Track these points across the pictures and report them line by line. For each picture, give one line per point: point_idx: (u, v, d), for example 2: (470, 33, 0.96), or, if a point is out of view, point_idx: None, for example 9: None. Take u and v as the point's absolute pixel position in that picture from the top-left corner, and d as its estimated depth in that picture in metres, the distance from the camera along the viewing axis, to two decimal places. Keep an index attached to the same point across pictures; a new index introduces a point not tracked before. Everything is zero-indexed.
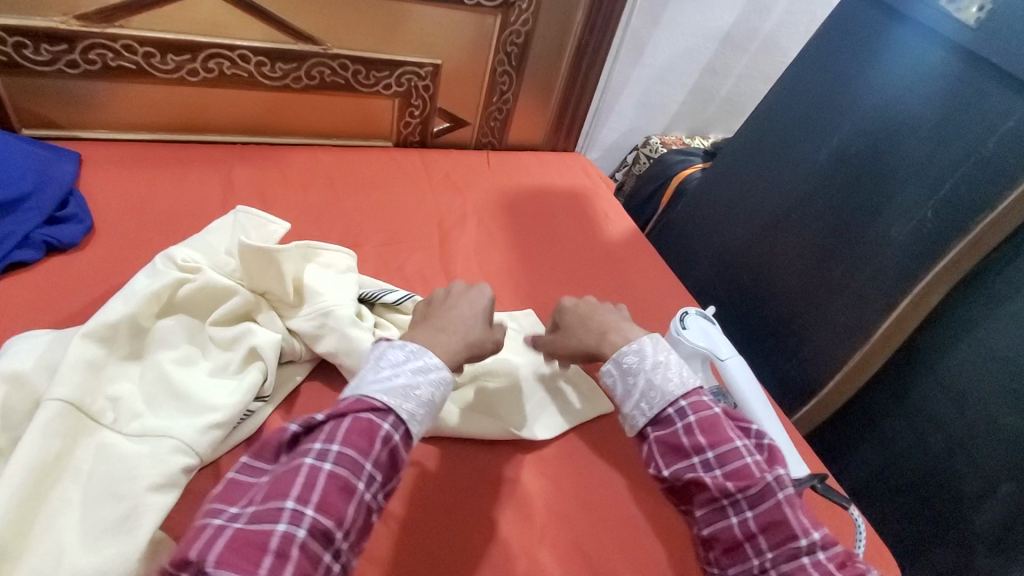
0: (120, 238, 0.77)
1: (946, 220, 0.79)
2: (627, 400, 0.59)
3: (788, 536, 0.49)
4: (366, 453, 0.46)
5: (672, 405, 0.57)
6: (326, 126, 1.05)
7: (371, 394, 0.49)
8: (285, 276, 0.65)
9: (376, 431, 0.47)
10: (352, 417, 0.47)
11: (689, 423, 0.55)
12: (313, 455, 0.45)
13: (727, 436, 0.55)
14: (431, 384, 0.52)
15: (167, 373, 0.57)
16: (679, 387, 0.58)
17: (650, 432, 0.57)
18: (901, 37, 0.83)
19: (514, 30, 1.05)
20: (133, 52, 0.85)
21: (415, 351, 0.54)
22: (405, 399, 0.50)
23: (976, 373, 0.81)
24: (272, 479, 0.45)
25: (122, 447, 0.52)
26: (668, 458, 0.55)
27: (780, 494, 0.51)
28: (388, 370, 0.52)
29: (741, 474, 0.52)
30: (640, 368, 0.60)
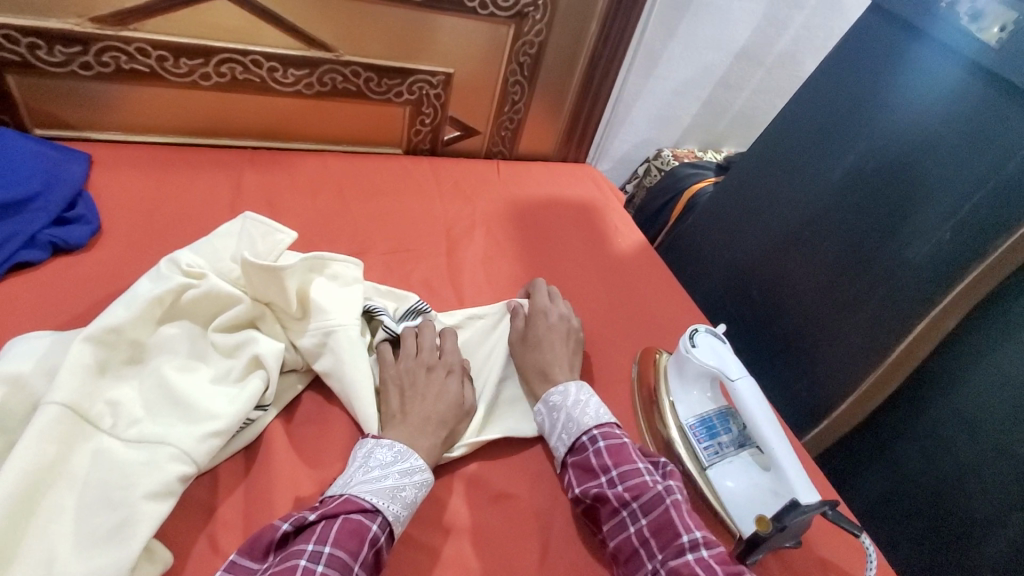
0: (127, 239, 0.77)
1: (964, 243, 0.77)
2: (552, 433, 0.66)
3: (674, 535, 0.55)
4: (356, 554, 0.49)
5: (586, 434, 0.64)
6: (337, 133, 1.05)
7: (361, 495, 0.53)
8: (290, 290, 0.63)
9: (365, 531, 0.50)
10: (343, 518, 0.51)
11: (598, 447, 0.62)
12: (307, 554, 0.48)
13: (630, 458, 0.62)
14: (416, 486, 0.56)
15: (168, 379, 0.56)
16: (594, 419, 0.65)
17: (568, 459, 0.64)
18: (921, 55, 0.81)
19: (527, 40, 1.04)
20: (147, 55, 0.85)
21: (402, 451, 0.57)
22: (392, 501, 0.53)
23: (995, 399, 0.80)
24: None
25: (119, 453, 0.51)
26: (581, 478, 0.62)
27: (668, 500, 0.57)
28: (377, 470, 0.55)
29: (637, 489, 0.59)
30: (564, 405, 0.67)
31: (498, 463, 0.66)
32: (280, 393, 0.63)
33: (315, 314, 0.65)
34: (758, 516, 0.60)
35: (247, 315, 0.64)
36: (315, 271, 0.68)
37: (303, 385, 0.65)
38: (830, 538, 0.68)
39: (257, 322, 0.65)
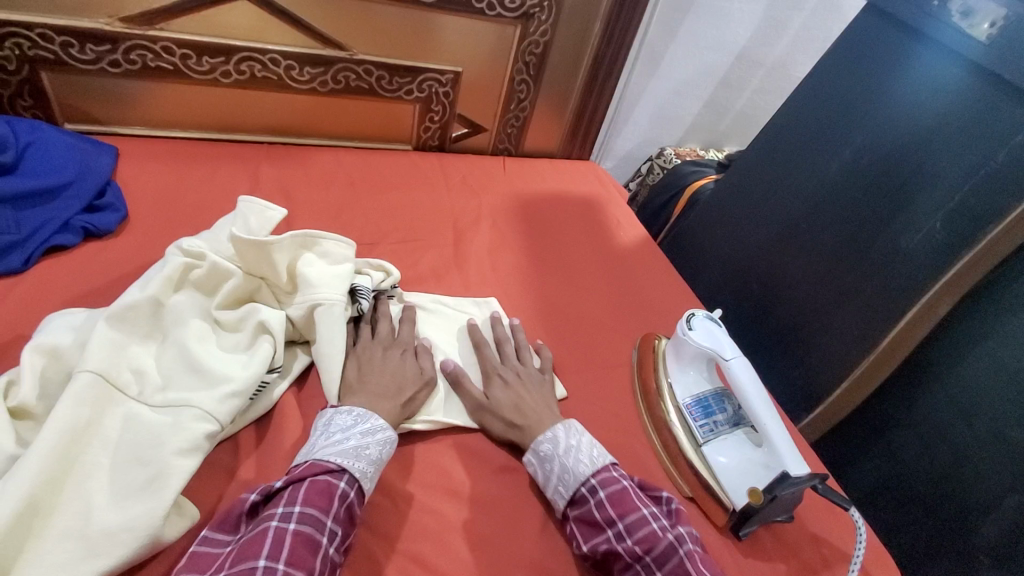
0: (153, 226, 0.82)
1: (956, 231, 0.80)
2: (547, 485, 0.62)
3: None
4: (326, 510, 0.51)
5: (585, 485, 0.60)
6: (349, 130, 1.09)
7: (326, 458, 0.55)
8: (280, 265, 0.68)
9: (334, 489, 0.52)
10: (310, 479, 0.53)
11: (600, 499, 0.59)
12: (277, 517, 0.49)
13: (634, 505, 0.58)
14: (379, 444, 0.58)
15: (188, 348, 0.60)
16: (590, 467, 0.62)
17: (569, 513, 0.60)
18: (914, 52, 0.85)
19: (533, 41, 1.08)
20: (171, 53, 0.90)
21: (361, 413, 0.59)
22: (356, 458, 0.56)
23: (991, 386, 0.83)
24: (238, 546, 0.48)
25: (147, 417, 0.54)
26: (587, 534, 0.59)
27: (681, 551, 0.55)
28: (338, 434, 0.57)
29: (647, 540, 0.56)
30: (556, 454, 0.63)
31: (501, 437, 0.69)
32: (287, 364, 0.67)
33: (301, 287, 0.68)
34: (750, 489, 0.63)
35: (244, 290, 0.67)
36: (305, 248, 0.71)
37: (310, 356, 0.68)
38: (823, 514, 0.70)
39: (253, 296, 0.69)
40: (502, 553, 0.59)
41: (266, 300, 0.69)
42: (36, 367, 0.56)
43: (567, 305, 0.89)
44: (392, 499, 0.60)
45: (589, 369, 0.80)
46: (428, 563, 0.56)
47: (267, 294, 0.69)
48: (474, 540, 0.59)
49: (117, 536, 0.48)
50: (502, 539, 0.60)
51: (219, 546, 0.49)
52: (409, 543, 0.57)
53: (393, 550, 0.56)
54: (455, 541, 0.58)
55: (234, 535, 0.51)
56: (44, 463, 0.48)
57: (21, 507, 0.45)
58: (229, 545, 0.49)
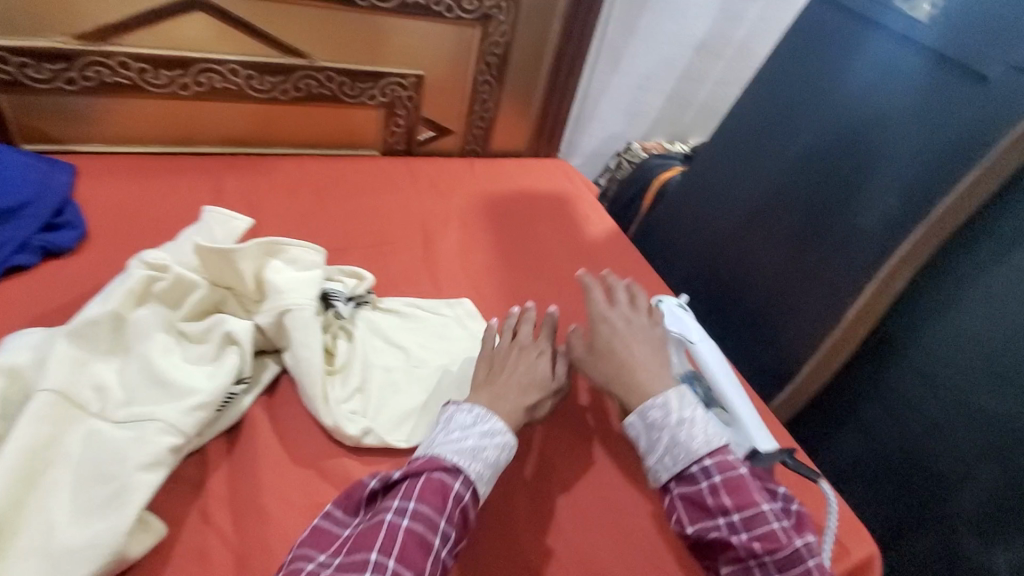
0: (114, 242, 0.80)
1: (910, 206, 0.82)
2: (651, 453, 0.60)
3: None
4: (441, 511, 0.50)
5: (697, 464, 0.57)
6: (314, 137, 1.09)
7: (443, 455, 0.55)
8: (244, 273, 0.66)
9: (448, 489, 0.52)
10: (426, 476, 0.52)
11: (714, 483, 0.56)
12: (393, 510, 0.50)
13: (753, 499, 0.56)
14: (497, 447, 0.57)
15: (151, 361, 0.58)
16: (705, 446, 0.58)
17: (673, 487, 0.59)
18: (866, 38, 0.89)
19: (494, 41, 1.09)
20: (128, 68, 0.88)
21: (480, 414, 0.59)
22: (473, 460, 0.55)
23: (952, 355, 0.85)
24: (355, 532, 0.50)
25: (110, 433, 0.53)
26: (694, 516, 0.57)
27: (807, 560, 0.53)
28: (458, 432, 0.57)
29: (768, 539, 0.54)
30: (667, 425, 0.60)
31: None
32: (255, 374, 0.65)
33: (269, 295, 0.66)
34: None
35: (208, 299, 0.66)
36: (270, 255, 0.70)
37: (280, 365, 0.67)
38: (798, 491, 0.72)
39: (220, 307, 0.68)
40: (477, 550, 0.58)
41: (232, 311, 0.68)
42: None
43: (538, 301, 0.90)
44: None
45: None
46: None
47: (234, 305, 0.68)
48: None
49: (80, 554, 0.46)
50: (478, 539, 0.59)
51: (337, 525, 0.52)
52: None
53: None
54: None
55: (353, 517, 0.54)
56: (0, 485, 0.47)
57: None
58: (346, 528, 0.52)
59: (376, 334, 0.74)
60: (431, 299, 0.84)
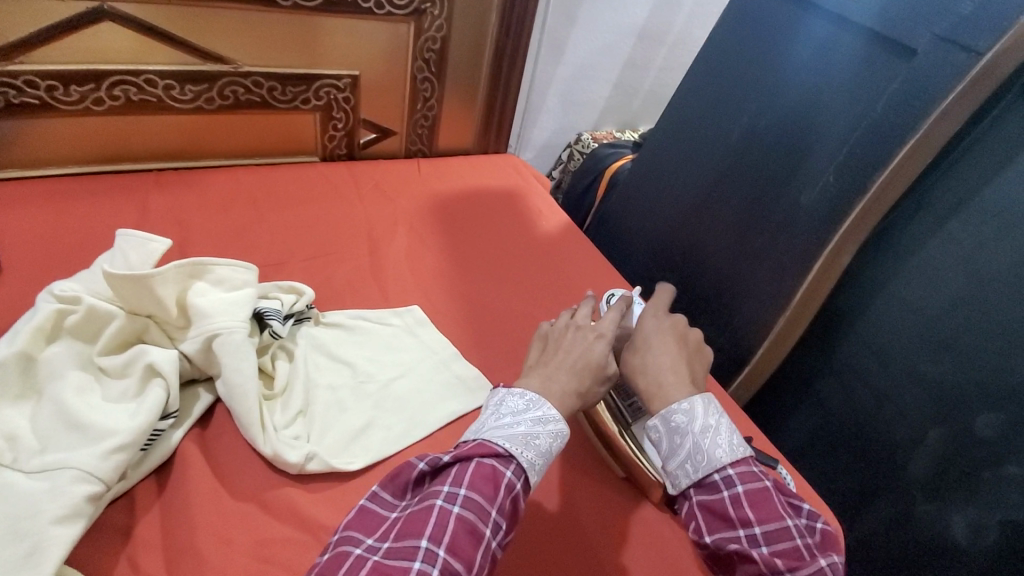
0: (27, 273, 0.75)
1: (848, 183, 0.83)
2: (671, 458, 0.56)
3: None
4: (492, 499, 0.47)
5: (718, 472, 0.53)
6: (247, 146, 1.04)
7: (494, 439, 0.51)
8: (165, 299, 0.61)
9: (500, 476, 0.49)
10: (476, 461, 0.49)
11: (735, 493, 0.52)
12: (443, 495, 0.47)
13: (777, 513, 0.51)
14: (550, 435, 0.53)
15: (65, 403, 0.53)
16: (728, 456, 0.54)
17: (693, 494, 0.54)
18: (801, 18, 0.89)
19: (430, 37, 1.06)
20: (35, 87, 0.82)
21: (534, 399, 0.55)
22: (526, 447, 0.52)
23: (898, 326, 0.87)
24: (404, 516, 0.47)
25: (21, 486, 0.49)
26: (711, 524, 0.53)
27: None
28: (508, 417, 0.54)
29: (790, 555, 0.49)
30: (690, 430, 0.55)
31: (430, 441, 0.66)
32: (186, 406, 0.61)
33: (195, 319, 0.62)
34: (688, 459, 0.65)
35: (128, 330, 0.61)
36: (195, 277, 0.65)
37: (213, 394, 0.63)
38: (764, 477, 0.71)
39: (142, 337, 0.63)
40: None
41: (156, 340, 0.63)
42: None
43: (491, 302, 0.88)
44: (314, 533, 0.55)
45: (519, 363, 0.79)
46: None
47: (157, 334, 0.63)
48: None
49: None
50: None
51: (385, 507, 0.50)
52: None
53: None
54: None
55: (399, 501, 0.51)
56: None
57: None
58: (393, 511, 0.50)
59: (320, 350, 0.71)
60: (377, 309, 0.81)
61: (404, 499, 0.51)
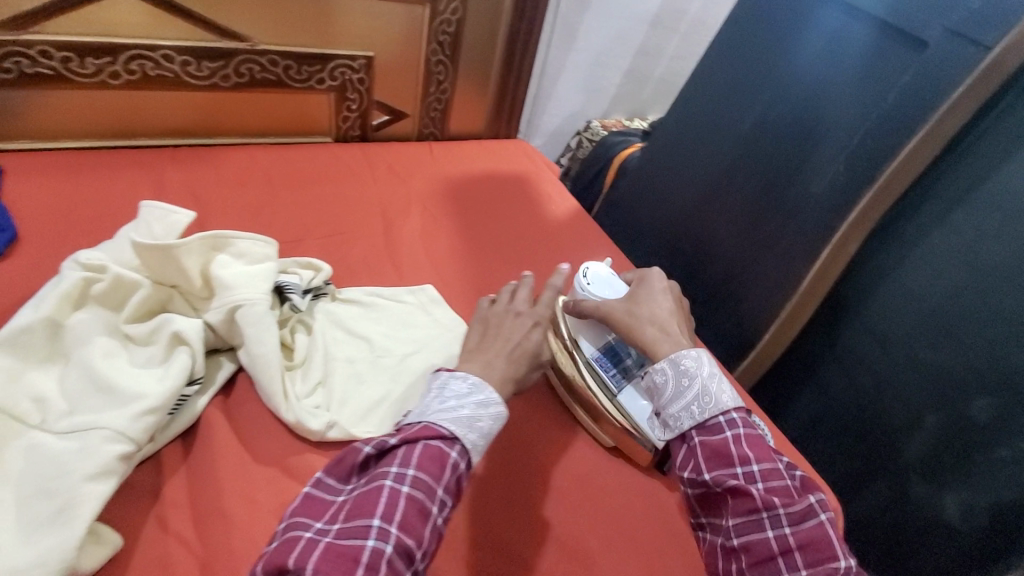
0: (46, 244, 0.75)
1: (858, 172, 0.84)
2: (674, 402, 0.56)
3: (830, 556, 0.48)
4: (439, 478, 0.47)
5: (724, 415, 0.54)
6: (261, 125, 1.04)
7: (439, 422, 0.50)
8: (190, 270, 0.63)
9: (447, 457, 0.48)
10: (423, 443, 0.48)
11: (737, 433, 0.53)
12: (391, 476, 0.46)
13: (772, 455, 0.53)
14: (492, 418, 0.53)
15: (93, 368, 0.55)
16: (733, 400, 0.55)
17: (695, 435, 0.54)
18: (814, 8, 0.90)
19: (445, 19, 1.06)
20: (50, 57, 0.82)
21: (476, 384, 0.55)
22: (468, 430, 0.51)
23: (898, 314, 0.89)
24: (351, 498, 0.46)
25: (52, 446, 0.50)
26: (711, 463, 0.53)
27: (822, 516, 0.50)
28: (452, 400, 0.53)
29: (782, 493, 0.51)
30: (699, 373, 0.57)
31: None
32: (209, 374, 0.63)
33: (218, 291, 0.63)
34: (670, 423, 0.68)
35: (153, 299, 0.62)
36: (217, 250, 0.66)
37: (236, 363, 0.64)
38: None
39: (167, 307, 0.64)
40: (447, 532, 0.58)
41: (180, 310, 0.64)
42: None
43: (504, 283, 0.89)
44: None
45: None
46: None
47: (180, 303, 0.64)
48: None
49: None
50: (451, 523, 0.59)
51: (330, 492, 0.48)
52: None
53: None
54: None
55: (344, 485, 0.49)
56: None
57: None
58: (339, 495, 0.48)
59: (338, 326, 0.72)
60: (393, 287, 0.82)
61: (348, 484, 0.50)
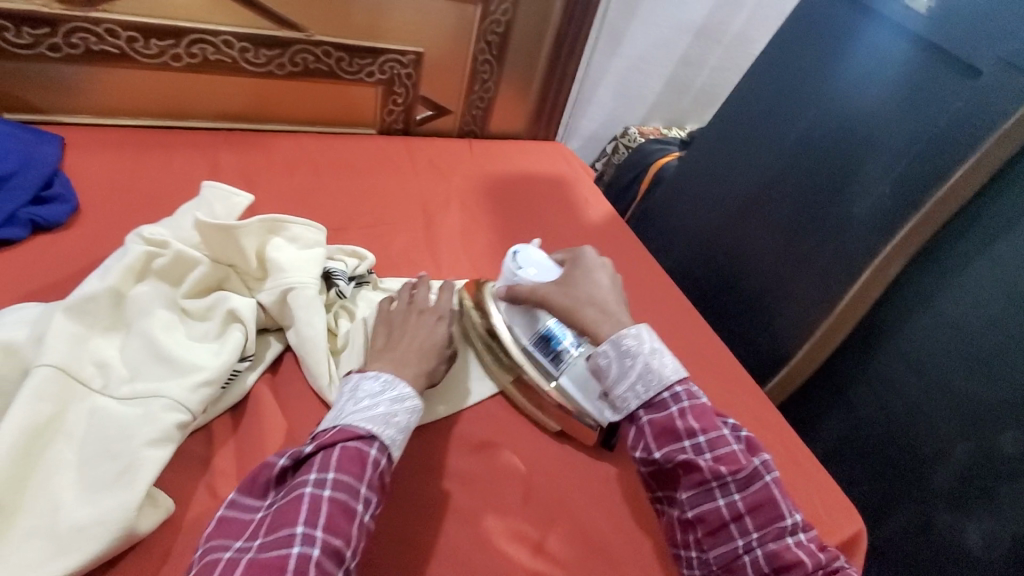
0: (106, 217, 0.78)
1: (903, 196, 0.84)
2: (621, 381, 0.61)
3: (772, 516, 0.56)
4: (361, 477, 0.49)
5: (668, 390, 0.60)
6: (310, 114, 1.07)
7: (355, 423, 0.52)
8: (247, 250, 0.66)
9: (366, 456, 0.51)
10: (341, 446, 0.50)
11: (682, 408, 0.59)
12: (310, 483, 0.48)
13: (716, 424, 0.59)
14: (407, 412, 0.56)
15: (153, 338, 0.57)
16: (674, 372, 0.61)
17: (642, 415, 0.60)
18: (863, 27, 0.88)
19: (494, 19, 1.07)
20: (116, 37, 0.85)
21: (389, 380, 0.57)
22: (385, 426, 0.53)
23: (932, 342, 0.89)
24: (272, 512, 0.48)
25: (114, 409, 0.52)
26: (661, 441, 0.59)
27: (765, 477, 0.58)
28: (367, 400, 0.55)
29: (730, 460, 0.58)
30: (640, 351, 0.61)
31: (479, 409, 0.69)
32: (260, 352, 0.65)
33: (271, 272, 0.66)
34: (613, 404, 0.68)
35: (210, 277, 0.65)
36: (273, 233, 0.69)
37: (284, 343, 0.66)
38: (804, 480, 0.73)
39: (221, 285, 0.67)
40: (484, 518, 0.60)
41: (235, 289, 0.67)
42: None
43: None
44: None
45: None
46: (414, 539, 0.56)
47: (236, 282, 0.67)
48: (459, 511, 0.59)
49: (89, 531, 0.46)
50: (487, 511, 0.60)
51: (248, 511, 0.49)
52: (394, 520, 0.57)
53: (379, 530, 0.56)
54: (435, 517, 0.58)
55: (262, 501, 0.51)
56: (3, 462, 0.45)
57: None
58: (258, 512, 0.50)
59: None
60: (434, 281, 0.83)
61: (266, 498, 0.51)
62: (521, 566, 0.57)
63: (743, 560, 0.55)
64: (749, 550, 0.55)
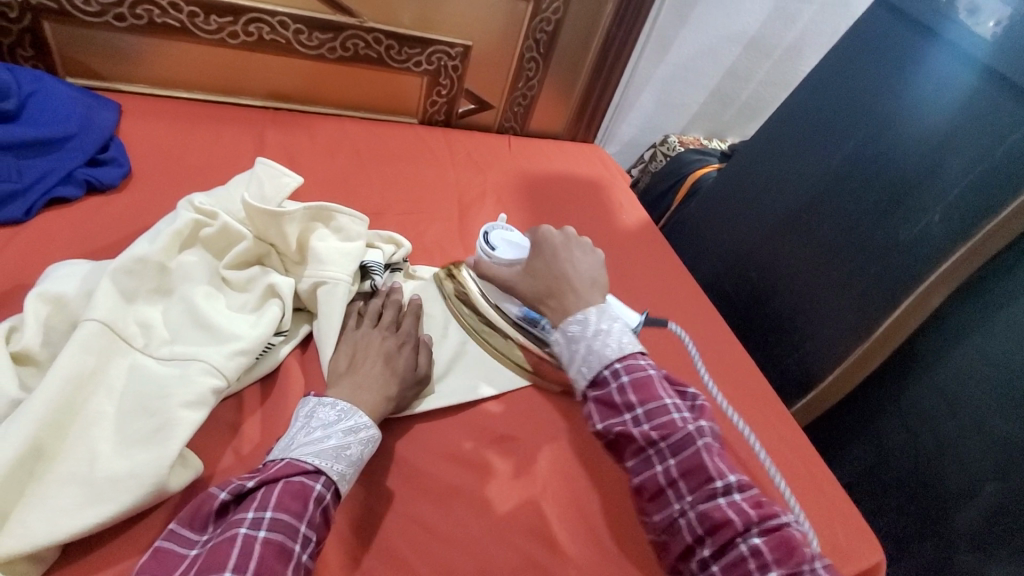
0: (154, 184, 0.81)
1: (952, 226, 0.81)
2: (570, 364, 0.61)
3: (705, 480, 0.53)
4: (301, 515, 0.47)
5: (607, 368, 0.58)
6: (355, 99, 1.08)
7: (302, 457, 0.50)
8: (289, 235, 0.67)
9: (309, 492, 0.48)
10: (284, 481, 0.48)
11: (621, 383, 0.57)
12: (247, 521, 0.45)
13: (656, 394, 0.57)
14: (361, 444, 0.55)
15: (196, 304, 0.59)
16: (615, 352, 0.59)
17: (588, 394, 0.59)
18: (924, 48, 0.85)
19: (545, 18, 1.07)
20: (178, 10, 0.88)
21: (346, 409, 0.56)
22: (336, 460, 0.52)
23: (971, 377, 0.86)
24: (205, 551, 0.44)
25: (153, 368, 0.54)
26: (603, 413, 0.58)
27: (700, 443, 0.55)
28: (319, 431, 0.53)
29: (666, 427, 0.56)
30: (583, 336, 0.61)
31: (501, 403, 0.69)
32: (293, 328, 0.67)
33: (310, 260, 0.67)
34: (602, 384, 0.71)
35: (253, 252, 0.66)
36: (319, 220, 0.70)
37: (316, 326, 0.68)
38: (825, 505, 0.71)
39: (262, 261, 0.68)
40: (498, 512, 0.59)
41: (274, 267, 0.68)
42: (40, 315, 0.54)
43: None
44: (396, 465, 0.60)
45: None
46: (428, 525, 0.57)
47: (275, 261, 0.68)
48: (473, 501, 0.59)
49: (122, 484, 0.47)
50: (501, 505, 0.60)
51: (183, 545, 0.46)
52: (410, 505, 0.58)
53: (395, 513, 0.57)
54: (449, 505, 0.59)
55: (200, 535, 0.47)
56: (46, 409, 0.47)
57: (23, 450, 0.45)
58: (193, 548, 0.46)
59: None
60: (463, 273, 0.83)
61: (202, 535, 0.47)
62: (532, 561, 0.57)
63: (679, 523, 0.54)
64: (683, 513, 0.54)
